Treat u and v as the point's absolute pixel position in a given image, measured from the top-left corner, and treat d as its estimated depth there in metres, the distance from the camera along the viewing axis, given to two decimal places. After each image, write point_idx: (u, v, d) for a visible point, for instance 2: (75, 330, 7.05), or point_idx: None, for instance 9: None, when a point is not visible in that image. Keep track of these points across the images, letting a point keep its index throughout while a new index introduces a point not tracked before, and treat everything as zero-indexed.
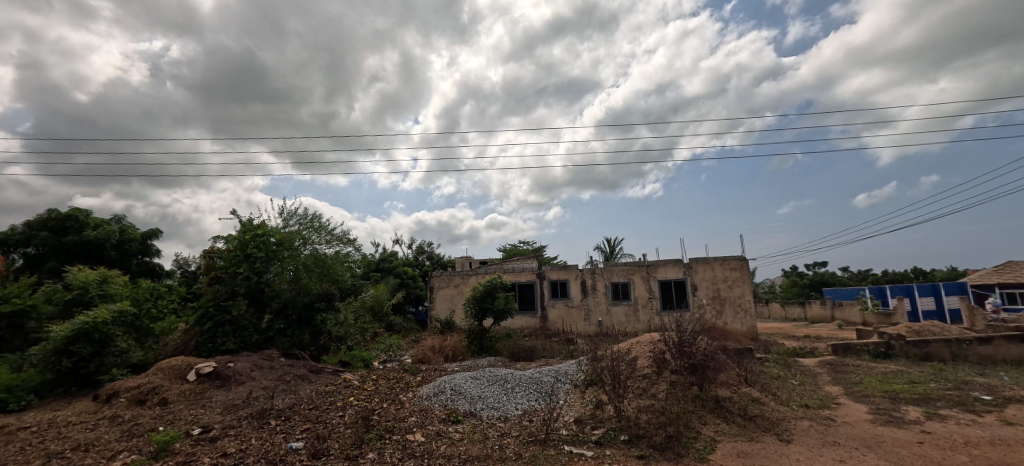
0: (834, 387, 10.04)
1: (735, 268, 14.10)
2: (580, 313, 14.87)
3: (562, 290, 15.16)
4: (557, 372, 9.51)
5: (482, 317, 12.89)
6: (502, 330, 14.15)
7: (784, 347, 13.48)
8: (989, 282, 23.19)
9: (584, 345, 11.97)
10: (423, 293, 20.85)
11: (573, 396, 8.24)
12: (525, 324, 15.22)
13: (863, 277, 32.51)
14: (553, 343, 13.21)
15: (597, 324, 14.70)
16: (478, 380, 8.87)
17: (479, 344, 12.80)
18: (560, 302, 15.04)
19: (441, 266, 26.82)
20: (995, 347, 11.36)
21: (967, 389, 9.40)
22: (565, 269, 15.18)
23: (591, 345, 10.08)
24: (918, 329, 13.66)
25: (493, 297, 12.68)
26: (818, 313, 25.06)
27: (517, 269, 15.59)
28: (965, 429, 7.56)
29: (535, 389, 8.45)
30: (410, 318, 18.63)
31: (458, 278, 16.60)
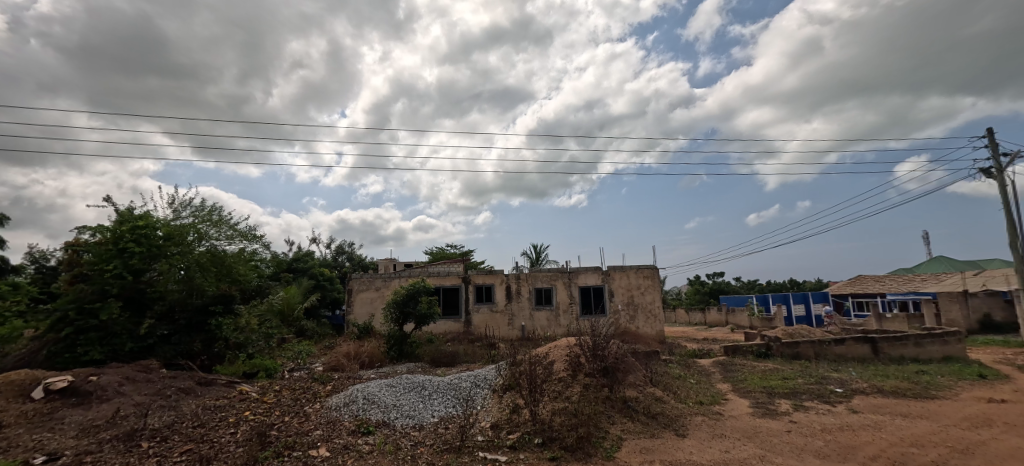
0: (724, 384, 11.15)
1: (648, 276, 15.09)
2: (503, 318, 15.02)
3: (487, 294, 15.24)
4: (477, 377, 9.50)
5: (402, 322, 12.53)
6: (423, 335, 13.89)
7: (685, 349, 14.71)
8: (845, 291, 27.11)
9: (505, 350, 12.14)
10: (341, 297, 19.92)
11: (491, 401, 8.32)
12: (448, 328, 15.02)
13: (752, 287, 36.46)
14: (475, 348, 13.23)
15: (520, 328, 14.94)
16: (393, 388, 8.61)
17: (399, 350, 12.38)
18: (484, 306, 15.10)
19: (363, 268, 25.70)
20: (848, 347, 13.29)
21: (825, 383, 10.92)
22: (490, 274, 15.28)
23: (511, 350, 10.26)
24: (792, 332, 15.67)
25: (415, 300, 12.41)
26: (716, 318, 27.64)
27: (443, 273, 15.37)
28: (822, 417, 8.77)
29: (452, 395, 8.40)
30: (324, 323, 17.65)
31: (379, 281, 16.04)
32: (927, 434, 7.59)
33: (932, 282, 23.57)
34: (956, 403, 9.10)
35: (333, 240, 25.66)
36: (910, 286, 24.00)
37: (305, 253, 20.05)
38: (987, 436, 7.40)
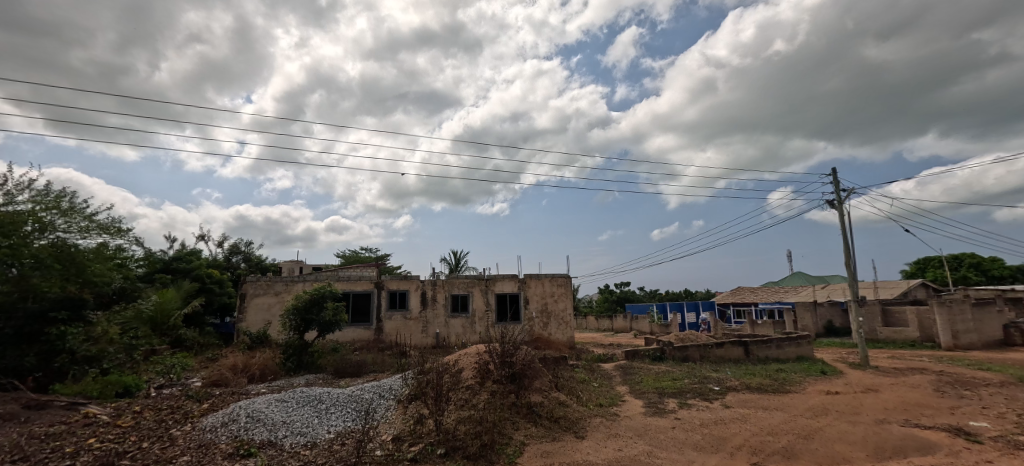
0: (622, 386, 11.91)
1: (561, 285, 15.61)
2: (417, 325, 14.63)
3: (400, 300, 14.75)
4: (382, 388, 9.14)
5: (304, 330, 11.67)
6: (328, 344, 13.02)
7: (591, 354, 15.48)
8: (727, 300, 30.40)
9: (416, 358, 11.82)
10: (232, 302, 18.07)
11: (394, 413, 8.04)
12: (356, 336, 14.32)
13: (653, 296, 39.47)
14: (384, 357, 12.72)
15: (434, 335, 14.68)
16: (286, 403, 7.98)
17: (298, 362, 11.46)
18: (397, 313, 14.61)
19: (262, 271, 23.59)
20: (726, 350, 14.91)
21: (706, 382, 12.13)
22: (405, 279, 14.83)
23: (419, 359, 10.03)
24: (684, 337, 17.25)
25: (320, 307, 11.56)
26: (621, 324, 29.45)
27: (354, 277, 14.58)
28: (701, 413, 9.72)
29: (352, 408, 7.99)
30: (208, 332, 15.89)
31: (278, 285, 14.82)
32: (781, 424, 8.75)
33: (793, 293, 27.36)
34: (805, 396, 10.62)
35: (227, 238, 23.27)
36: (776, 296, 27.64)
37: (189, 252, 17.79)
38: (825, 423, 8.73)
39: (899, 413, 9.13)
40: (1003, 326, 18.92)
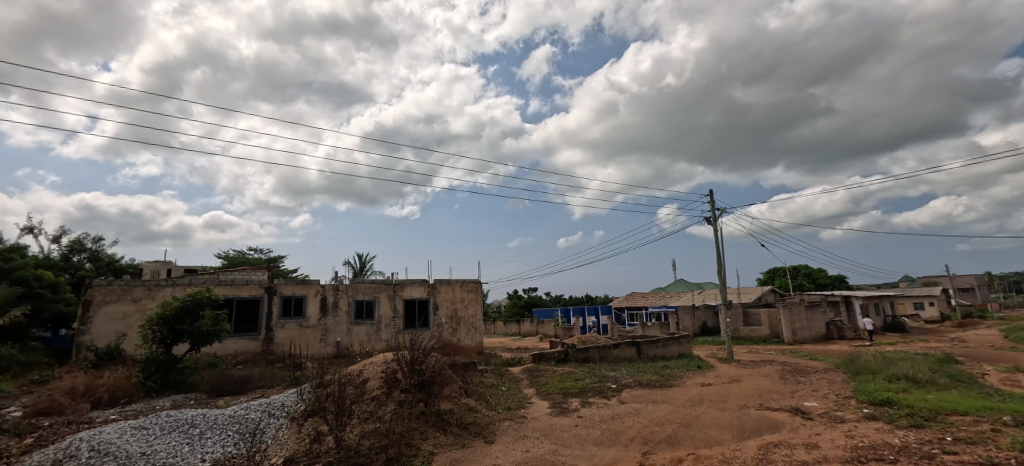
0: (529, 389, 12.58)
1: (471, 290, 15.97)
2: (316, 333, 13.50)
3: (296, 307, 13.41)
4: (274, 405, 8.71)
5: (171, 343, 10.24)
6: (203, 358, 11.53)
7: (500, 358, 15.96)
8: (623, 304, 33.03)
9: (312, 370, 11.24)
10: (70, 312, 15.57)
11: (287, 432, 7.70)
12: (240, 349, 12.46)
13: (558, 301, 41.48)
14: (274, 370, 11.85)
15: (334, 344, 13.68)
16: (143, 432, 7.22)
17: (162, 380, 10.14)
18: (292, 321, 13.23)
19: (112, 275, 20.47)
20: (622, 350, 16.37)
21: (605, 380, 13.27)
22: (302, 284, 13.57)
23: (317, 371, 9.65)
24: (584, 339, 18.52)
25: (195, 317, 10.31)
26: (528, 329, 30.59)
27: (239, 282, 12.69)
28: (601, 410, 10.67)
29: (234, 431, 7.52)
30: (35, 348, 13.41)
31: (138, 290, 12.22)
32: (666, 415, 9.97)
33: (677, 298, 30.68)
34: (686, 388, 12.14)
35: (66, 233, 19.86)
36: (663, 301, 30.81)
37: (9, 249, 14.62)
38: (701, 411, 10.11)
39: (756, 398, 10.88)
40: (825, 324, 23.37)
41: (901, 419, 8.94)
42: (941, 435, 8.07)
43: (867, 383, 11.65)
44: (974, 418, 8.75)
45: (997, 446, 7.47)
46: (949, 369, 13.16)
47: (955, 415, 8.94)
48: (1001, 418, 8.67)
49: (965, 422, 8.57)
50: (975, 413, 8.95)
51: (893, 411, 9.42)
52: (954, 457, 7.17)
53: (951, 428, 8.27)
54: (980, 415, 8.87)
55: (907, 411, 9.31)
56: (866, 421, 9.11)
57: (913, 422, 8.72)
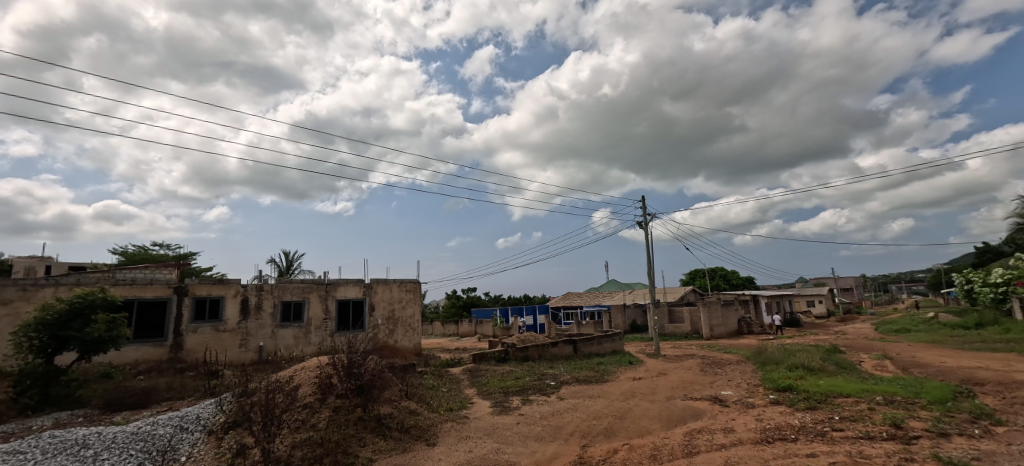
0: (471, 389, 12.73)
1: (410, 290, 14.51)
2: (234, 338, 11.56)
3: (212, 309, 11.45)
4: (187, 418, 7.10)
5: (51, 352, 8.17)
6: (97, 369, 9.35)
7: (439, 358, 15.86)
8: (559, 304, 34.01)
9: (234, 378, 9.50)
10: None
11: (204, 449, 6.33)
12: (140, 358, 10.37)
13: (497, 301, 41.82)
14: (185, 379, 9.77)
15: (256, 350, 11.80)
16: (15, 459, 5.77)
17: (41, 396, 7.90)
18: (207, 325, 11.27)
19: None
20: (560, 348, 16.97)
21: (544, 378, 13.74)
22: (220, 283, 11.60)
23: (239, 378, 8.20)
24: (523, 338, 18.90)
25: (84, 321, 8.43)
26: (466, 329, 30.62)
27: (143, 281, 10.69)
28: (542, 406, 11.07)
29: (135, 453, 6.02)
30: None
31: (7, 291, 9.98)
32: (603, 408, 10.55)
33: (610, 297, 32.18)
34: (620, 382, 12.87)
35: None
36: (597, 300, 32.22)
37: None
38: (634, 404, 10.78)
39: (681, 390, 11.78)
40: (738, 319, 25.67)
41: (799, 402, 10.14)
42: (831, 414, 9.27)
43: (772, 372, 13.03)
44: (855, 399, 10.14)
45: (872, 421, 8.71)
46: (836, 357, 15.10)
47: (841, 397, 10.29)
48: (875, 397, 10.11)
49: (848, 403, 9.91)
50: (856, 394, 10.35)
51: (793, 396, 10.63)
52: (841, 433, 8.26)
53: (838, 408, 9.54)
54: (859, 396, 10.28)
55: (804, 395, 10.59)
56: (772, 405, 10.21)
57: (809, 404, 9.93)
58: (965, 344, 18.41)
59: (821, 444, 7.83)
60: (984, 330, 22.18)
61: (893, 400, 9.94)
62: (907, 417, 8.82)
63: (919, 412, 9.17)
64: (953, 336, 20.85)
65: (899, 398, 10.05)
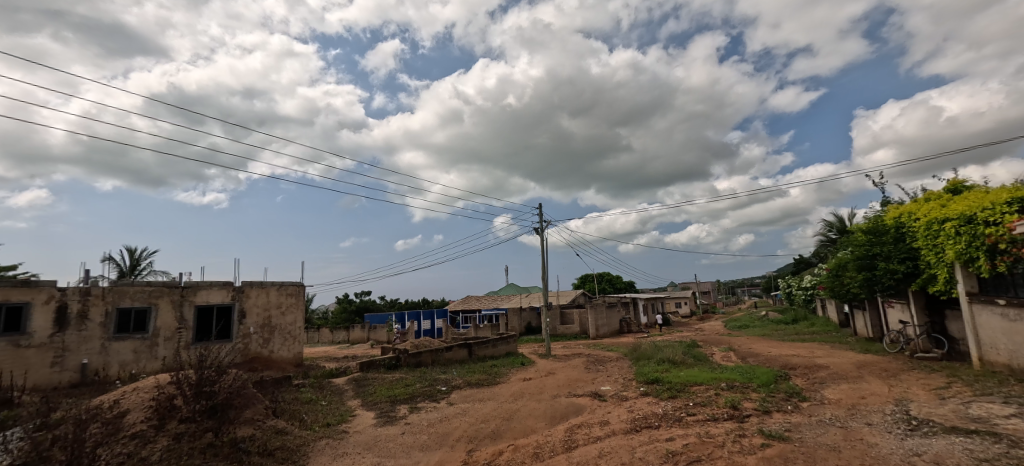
0: (354, 400, 11.78)
1: (292, 294, 13.06)
2: (44, 355, 9.44)
3: (11, 320, 9.21)
4: None
5: None
6: None
7: (321, 368, 14.38)
8: (457, 308, 33.63)
9: (34, 405, 7.65)
10: None
11: None
12: None
13: (392, 305, 40.20)
14: None
15: (77, 369, 9.74)
16: None
17: None
18: (1, 341, 9.01)
19: None
20: (454, 353, 16.62)
21: (436, 384, 13.27)
22: (25, 287, 9.37)
23: (39, 408, 6.63)
24: (417, 343, 18.20)
25: None
26: (358, 335, 28.77)
27: None
28: (430, 414, 10.64)
29: None
30: None
31: None
32: (492, 411, 10.50)
33: (507, 302, 32.69)
34: (510, 384, 12.96)
35: None
36: (495, 304, 32.54)
37: None
38: (521, 404, 10.88)
39: (565, 388, 12.20)
40: (620, 320, 27.65)
41: (663, 392, 11.05)
42: (687, 401, 10.25)
43: (643, 367, 14.11)
44: (705, 386, 11.35)
45: (717, 405, 9.77)
46: (694, 351, 16.91)
47: (696, 386, 11.44)
48: (720, 384, 11.40)
49: (701, 390, 11.05)
50: (707, 382, 11.58)
51: (659, 387, 11.58)
52: (694, 417, 9.10)
53: (693, 395, 10.57)
54: (708, 383, 11.53)
55: (667, 386, 11.60)
56: (642, 397, 11.00)
57: (671, 393, 10.88)
58: (786, 336, 21.87)
59: (677, 428, 8.54)
60: (799, 325, 26.67)
61: (733, 385, 11.31)
62: (742, 399, 10.04)
63: (751, 394, 10.53)
64: (775, 331, 24.75)
65: (737, 383, 11.45)
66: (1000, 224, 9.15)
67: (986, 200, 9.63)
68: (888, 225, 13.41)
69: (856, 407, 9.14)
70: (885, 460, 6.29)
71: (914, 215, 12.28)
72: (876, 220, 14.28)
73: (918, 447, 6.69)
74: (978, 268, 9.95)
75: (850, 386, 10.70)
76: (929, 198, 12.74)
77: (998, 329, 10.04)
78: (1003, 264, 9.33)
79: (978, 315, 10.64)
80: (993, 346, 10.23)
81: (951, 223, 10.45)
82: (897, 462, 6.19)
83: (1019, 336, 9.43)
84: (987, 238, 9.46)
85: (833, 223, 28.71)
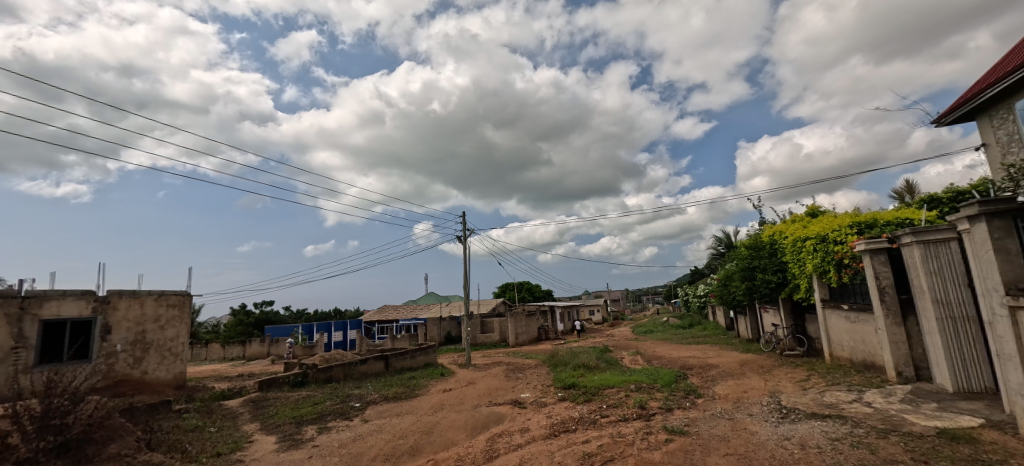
0: (251, 424, 10.33)
1: (173, 306, 11.27)
2: None
3: None
4: None
5: None
6: None
7: (211, 390, 12.49)
8: (372, 318, 31.80)
9: None
10: None
11: None
12: None
13: (297, 316, 37.05)
14: None
15: None
16: None
17: None
18: None
19: None
20: (369, 365, 15.45)
21: (348, 400, 12.13)
22: None
23: None
24: (327, 358, 16.61)
25: None
26: (255, 351, 25.98)
27: None
28: (341, 434, 9.60)
29: None
30: None
31: None
32: (410, 425, 9.76)
33: (425, 311, 31.61)
34: (430, 396, 12.24)
35: None
36: (412, 314, 31.31)
37: None
38: (441, 416, 10.25)
39: (486, 397, 11.78)
40: (538, 328, 27.89)
41: (579, 396, 11.07)
42: (600, 404, 10.31)
43: (561, 372, 14.15)
44: (616, 388, 11.55)
45: (627, 406, 9.94)
46: (606, 356, 17.36)
47: (608, 389, 11.62)
48: (630, 386, 11.69)
49: (612, 392, 11.23)
50: (618, 385, 11.82)
51: (575, 392, 11.58)
52: (607, 418, 9.15)
53: (605, 398, 10.69)
54: (620, 386, 11.77)
55: (583, 390, 11.65)
56: (560, 402, 10.93)
57: (586, 397, 10.92)
58: (684, 339, 23.45)
59: (593, 430, 8.50)
60: (693, 329, 28.78)
61: (640, 386, 11.64)
62: (648, 399, 10.33)
63: (656, 393, 10.90)
64: (674, 334, 26.46)
65: (643, 384, 11.82)
66: (845, 243, 10.41)
67: (835, 222, 10.88)
68: (764, 242, 14.89)
69: (741, 400, 9.78)
70: (764, 446, 6.61)
71: (784, 233, 13.67)
72: (756, 237, 15.80)
73: (788, 432, 7.17)
74: (829, 278, 11.33)
75: (735, 382, 11.50)
76: (796, 219, 14.30)
77: (842, 329, 11.33)
78: (847, 275, 10.66)
79: (828, 317, 12.01)
80: (839, 343, 11.55)
81: (810, 241, 11.69)
82: (773, 447, 6.53)
83: (856, 334, 10.67)
84: (835, 253, 10.73)
85: (721, 238, 31.58)
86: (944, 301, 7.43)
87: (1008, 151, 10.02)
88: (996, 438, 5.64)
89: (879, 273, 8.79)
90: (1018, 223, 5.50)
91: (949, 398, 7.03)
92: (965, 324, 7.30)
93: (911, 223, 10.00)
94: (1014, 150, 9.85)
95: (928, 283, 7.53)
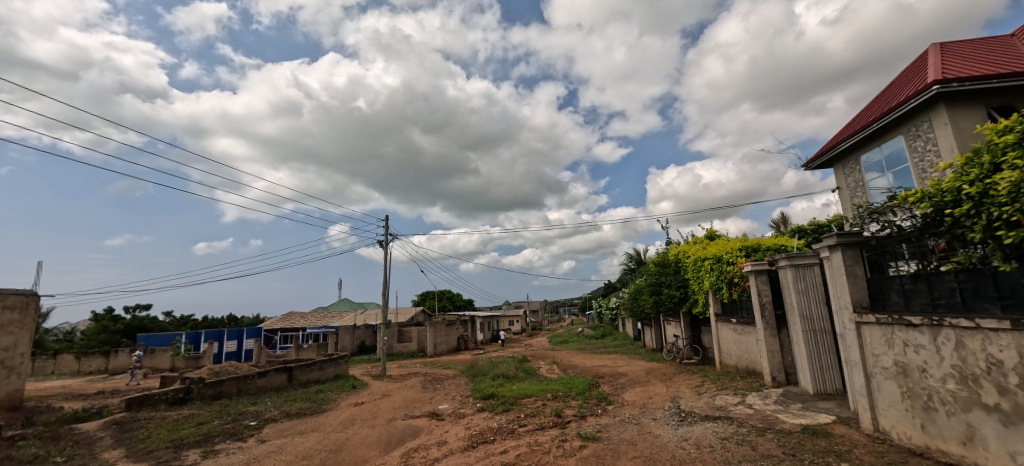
0: (114, 451, 8.55)
1: (13, 309, 9.12)
2: None
3: None
4: None
5: None
6: None
7: (60, 412, 10.28)
8: (274, 326, 28.98)
9: None
10: None
11: None
12: None
13: (182, 323, 32.74)
14: None
15: None
16: None
17: None
18: None
19: None
20: (268, 378, 13.77)
21: (241, 419, 10.59)
22: None
23: None
24: (217, 370, 14.59)
25: None
26: (121, 362, 22.46)
27: None
28: (230, 457, 8.27)
29: None
30: None
31: None
32: (316, 444, 8.66)
33: (335, 320, 29.48)
34: (339, 411, 11.12)
35: None
36: (321, 323, 29.03)
37: None
38: (351, 432, 9.28)
39: (401, 409, 10.94)
40: (457, 338, 27.16)
41: (498, 406, 10.66)
42: (519, 413, 9.96)
43: (479, 383, 13.66)
44: (534, 398, 11.31)
45: (544, 414, 9.71)
46: (523, 366, 17.15)
47: (526, 398, 11.34)
48: (547, 395, 11.52)
49: (530, 402, 10.97)
50: (536, 394, 11.59)
51: (494, 402, 11.14)
52: (525, 427, 8.80)
53: (524, 407, 10.38)
54: (537, 395, 11.55)
55: (502, 400, 11.26)
56: (478, 412, 10.43)
57: (505, 407, 10.54)
58: (597, 349, 24.08)
59: (511, 440, 8.09)
60: (606, 339, 29.81)
61: (557, 395, 11.52)
62: (564, 407, 10.19)
63: (571, 401, 10.81)
64: (587, 344, 27.08)
65: (560, 393, 11.71)
66: (735, 264, 11.18)
67: (728, 244, 11.67)
68: (669, 260, 15.64)
69: (646, 406, 9.95)
70: (666, 448, 6.59)
71: (686, 253, 14.45)
72: (663, 255, 16.59)
73: (686, 434, 7.27)
74: (721, 294, 12.02)
75: (642, 389, 11.77)
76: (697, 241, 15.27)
77: (730, 339, 12.05)
78: (737, 292, 11.38)
79: (720, 330, 12.74)
80: (727, 352, 12.28)
81: (706, 261, 12.44)
82: (674, 448, 6.52)
83: (741, 344, 11.37)
84: (727, 272, 11.45)
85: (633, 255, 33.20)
86: (809, 316, 8.02)
87: (854, 195, 11.26)
88: (844, 431, 5.96)
89: (761, 292, 9.42)
90: (863, 253, 5.83)
91: (811, 399, 7.56)
92: (824, 335, 7.93)
93: (787, 249, 11.06)
94: (859, 195, 11.08)
95: (796, 300, 8.09)
